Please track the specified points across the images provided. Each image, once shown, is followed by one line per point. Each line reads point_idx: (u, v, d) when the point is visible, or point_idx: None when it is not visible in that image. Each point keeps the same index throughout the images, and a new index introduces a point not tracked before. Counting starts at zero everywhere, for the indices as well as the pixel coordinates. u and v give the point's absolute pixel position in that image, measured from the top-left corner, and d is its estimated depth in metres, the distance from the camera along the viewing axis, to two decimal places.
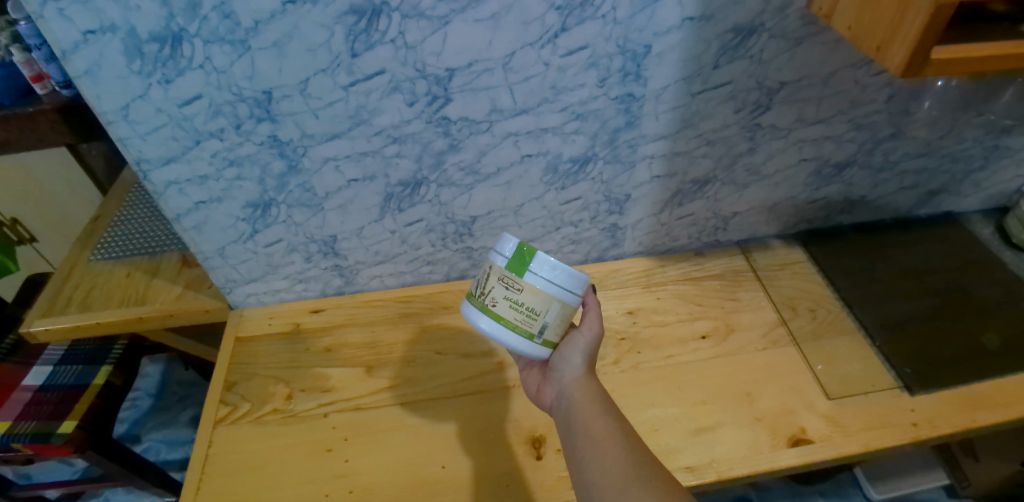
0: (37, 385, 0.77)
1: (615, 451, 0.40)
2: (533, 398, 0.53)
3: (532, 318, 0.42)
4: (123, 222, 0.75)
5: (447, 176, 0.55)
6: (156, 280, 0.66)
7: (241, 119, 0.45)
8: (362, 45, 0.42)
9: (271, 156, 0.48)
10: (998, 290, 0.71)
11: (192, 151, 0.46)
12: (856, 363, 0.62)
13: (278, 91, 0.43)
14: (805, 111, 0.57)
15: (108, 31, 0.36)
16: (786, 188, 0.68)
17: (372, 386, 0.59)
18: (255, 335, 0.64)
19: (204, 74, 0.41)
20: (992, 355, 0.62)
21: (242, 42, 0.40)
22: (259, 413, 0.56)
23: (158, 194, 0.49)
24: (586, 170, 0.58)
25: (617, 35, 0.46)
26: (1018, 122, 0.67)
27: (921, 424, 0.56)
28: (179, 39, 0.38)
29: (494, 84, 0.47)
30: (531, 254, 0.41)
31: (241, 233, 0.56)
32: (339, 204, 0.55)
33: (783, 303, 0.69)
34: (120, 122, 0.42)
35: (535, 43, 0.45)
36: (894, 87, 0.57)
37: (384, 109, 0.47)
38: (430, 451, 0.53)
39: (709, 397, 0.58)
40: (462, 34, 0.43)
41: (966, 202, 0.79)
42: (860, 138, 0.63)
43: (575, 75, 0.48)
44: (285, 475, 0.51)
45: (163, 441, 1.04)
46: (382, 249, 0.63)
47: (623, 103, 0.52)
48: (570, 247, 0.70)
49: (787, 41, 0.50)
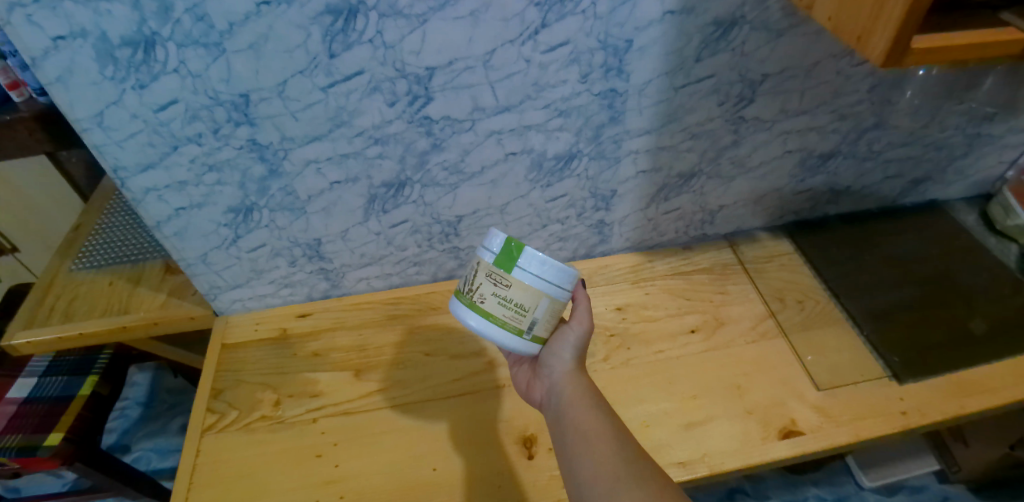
0: (22, 398, 0.76)
1: (605, 447, 0.40)
2: (524, 395, 0.53)
3: (521, 313, 0.42)
4: (104, 230, 0.73)
5: (431, 176, 0.55)
6: (140, 288, 0.65)
7: (219, 123, 0.44)
8: (340, 46, 0.41)
9: (252, 160, 0.48)
10: (983, 277, 0.71)
11: (171, 157, 0.45)
12: (844, 352, 0.63)
13: (256, 94, 0.43)
14: (788, 103, 0.57)
15: (78, 36, 0.36)
16: (771, 180, 0.68)
17: (362, 390, 0.59)
18: (242, 341, 0.64)
19: (179, 77, 0.40)
20: (978, 341, 0.63)
21: (218, 45, 0.39)
22: (247, 420, 0.56)
23: (138, 201, 0.48)
24: (571, 167, 0.58)
25: (598, 30, 0.45)
26: (1000, 109, 0.67)
27: (910, 412, 0.56)
28: (152, 43, 0.37)
29: (476, 82, 0.47)
30: (519, 249, 0.41)
31: (224, 238, 0.55)
32: (323, 207, 0.55)
33: (771, 295, 0.69)
34: (95, 129, 0.42)
35: (515, 41, 0.44)
36: (877, 76, 0.58)
37: (365, 110, 0.46)
38: (423, 453, 0.53)
39: (699, 391, 0.58)
40: (441, 32, 0.42)
41: (950, 190, 0.80)
42: (844, 128, 0.63)
43: (557, 71, 0.48)
44: (275, 481, 0.51)
45: (154, 450, 1.03)
46: (368, 251, 0.62)
47: (607, 99, 0.52)
48: (558, 244, 0.70)
49: (769, 32, 0.50)
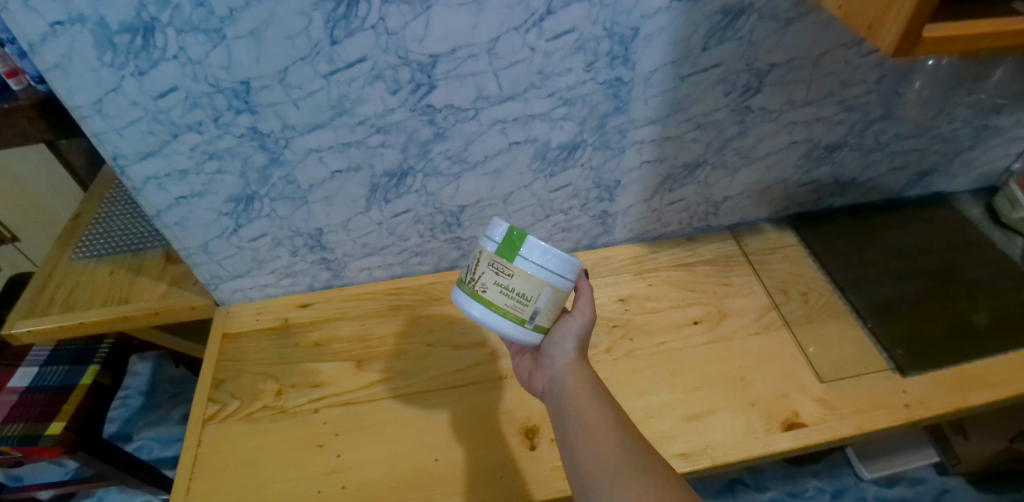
0: (23, 387, 0.76)
1: (607, 437, 0.40)
2: (526, 385, 0.53)
3: (523, 303, 0.42)
4: (105, 219, 0.73)
5: (434, 165, 0.54)
6: (141, 278, 0.65)
7: (219, 111, 0.43)
8: (342, 32, 0.40)
9: (253, 149, 0.47)
10: (987, 270, 0.71)
11: (170, 145, 0.45)
12: (847, 345, 0.62)
13: (256, 81, 0.42)
14: (795, 93, 0.57)
15: (77, 21, 0.35)
16: (776, 171, 0.68)
17: (364, 381, 0.59)
18: (242, 331, 0.64)
19: (178, 64, 0.39)
20: (980, 335, 0.63)
21: (217, 31, 0.38)
22: (248, 410, 0.56)
23: (137, 190, 0.48)
24: (575, 156, 0.58)
25: (604, 17, 0.45)
26: (1008, 101, 0.66)
27: (913, 405, 0.56)
28: (151, 29, 0.37)
29: (480, 70, 0.46)
30: (521, 239, 0.40)
31: (225, 228, 0.54)
32: (324, 196, 0.54)
33: (775, 287, 0.69)
34: (94, 117, 0.41)
35: (521, 28, 0.44)
36: (885, 66, 0.57)
37: (368, 98, 0.46)
38: (424, 443, 0.53)
39: (702, 383, 0.58)
40: (446, 18, 0.42)
41: (955, 182, 0.79)
42: (851, 119, 0.62)
43: (562, 60, 0.47)
44: (277, 471, 0.51)
45: (156, 439, 1.03)
46: (370, 241, 0.62)
47: (612, 88, 0.51)
48: (561, 235, 0.69)
49: (777, 21, 0.49)
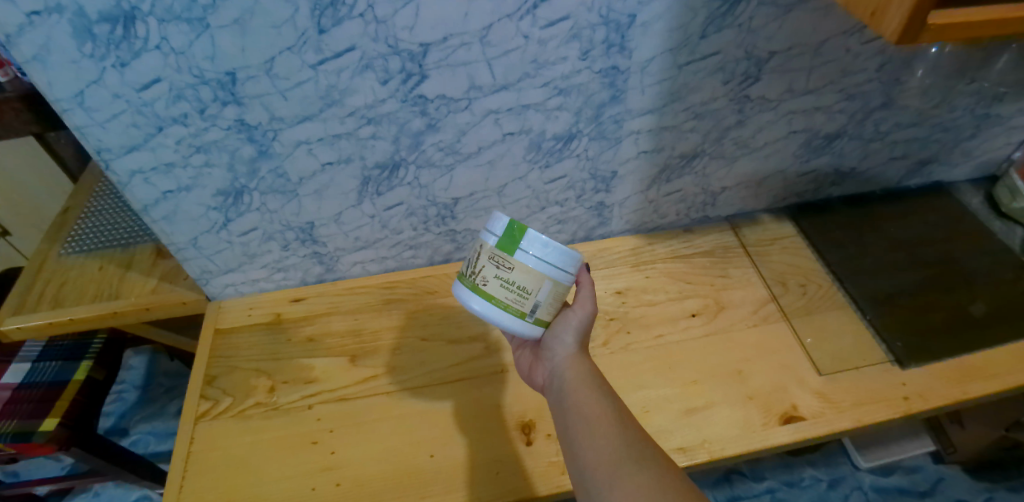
0: (16, 383, 0.75)
1: (606, 431, 0.39)
2: (525, 378, 0.52)
3: (523, 296, 0.41)
4: (94, 213, 0.71)
5: (426, 157, 0.53)
6: (130, 273, 0.64)
7: (205, 104, 0.42)
8: (329, 21, 0.39)
9: (240, 142, 0.46)
10: (987, 261, 0.70)
11: (156, 138, 0.44)
12: (845, 337, 0.62)
13: (243, 72, 0.41)
14: (795, 81, 0.56)
15: (54, 11, 0.34)
16: (775, 161, 0.67)
17: (359, 375, 0.58)
18: (236, 327, 0.63)
19: (161, 55, 0.38)
20: (979, 326, 0.62)
21: (201, 21, 0.37)
22: (241, 407, 0.55)
23: (123, 184, 0.47)
24: (571, 147, 0.57)
25: (600, 4, 0.43)
26: (1011, 89, 0.65)
27: (911, 398, 0.56)
28: (132, 18, 0.35)
29: (471, 60, 0.45)
30: (521, 231, 0.40)
31: (214, 222, 0.53)
32: (314, 190, 0.53)
33: (773, 279, 0.68)
34: (76, 110, 0.40)
35: (513, 15, 0.42)
36: (887, 54, 0.56)
37: (357, 88, 0.44)
38: (421, 438, 0.53)
39: (700, 376, 0.58)
40: (434, 5, 0.40)
41: (955, 171, 0.79)
42: (852, 108, 0.61)
43: (557, 48, 0.46)
44: (271, 468, 0.50)
45: (152, 433, 1.03)
46: (362, 234, 0.61)
47: (608, 77, 0.50)
48: (557, 227, 0.68)
49: (777, 7, 0.48)
